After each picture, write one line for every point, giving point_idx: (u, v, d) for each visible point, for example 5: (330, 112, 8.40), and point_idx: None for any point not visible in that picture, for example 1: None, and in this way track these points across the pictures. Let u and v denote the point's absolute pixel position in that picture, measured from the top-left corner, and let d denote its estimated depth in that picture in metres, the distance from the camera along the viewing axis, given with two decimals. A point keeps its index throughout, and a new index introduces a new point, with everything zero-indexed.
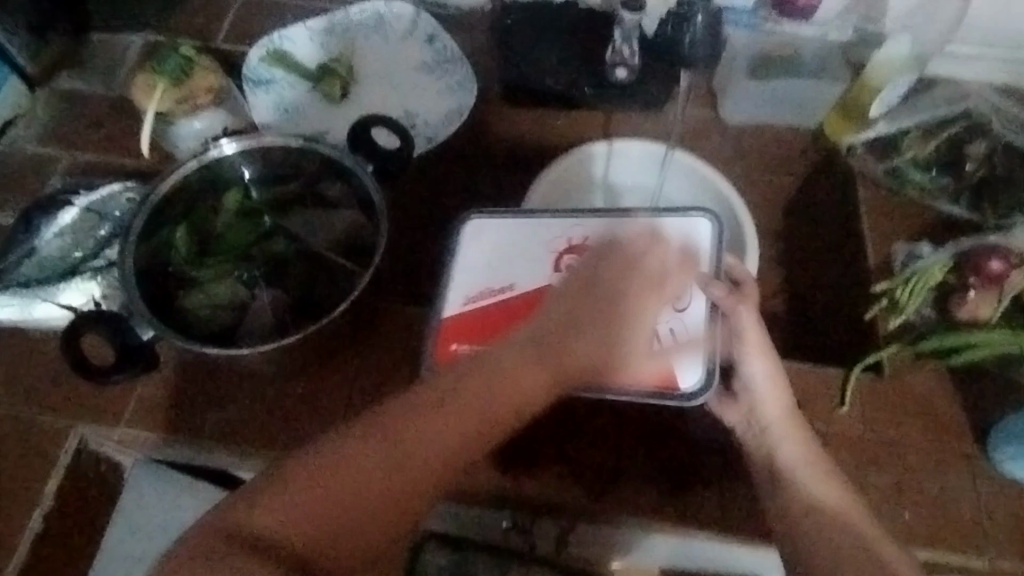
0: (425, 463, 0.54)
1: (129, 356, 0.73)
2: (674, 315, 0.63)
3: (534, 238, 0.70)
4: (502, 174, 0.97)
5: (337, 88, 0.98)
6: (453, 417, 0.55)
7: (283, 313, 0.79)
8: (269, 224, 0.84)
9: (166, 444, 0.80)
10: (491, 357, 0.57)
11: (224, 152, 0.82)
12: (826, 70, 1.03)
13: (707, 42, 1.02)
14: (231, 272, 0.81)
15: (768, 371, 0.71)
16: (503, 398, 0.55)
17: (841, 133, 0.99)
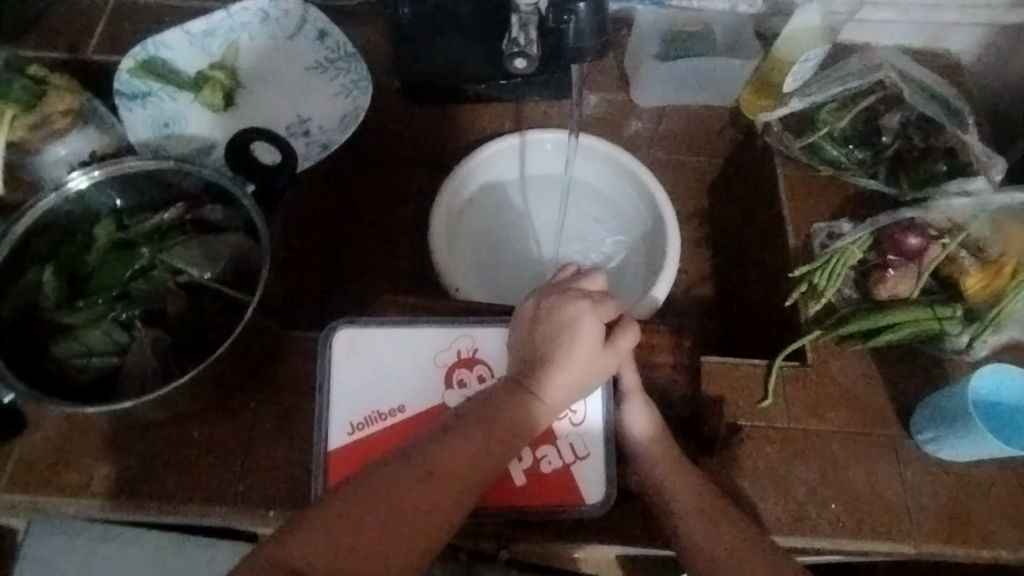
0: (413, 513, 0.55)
1: None
2: (571, 429, 0.71)
3: (422, 355, 0.70)
4: (403, 175, 0.88)
5: (219, 97, 0.86)
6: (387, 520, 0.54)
7: (168, 355, 0.71)
8: (145, 257, 0.75)
9: (47, 506, 0.70)
10: (391, 464, 0.57)
11: (83, 183, 0.73)
12: (737, 47, 0.94)
13: (594, 30, 0.80)
14: (107, 313, 0.73)
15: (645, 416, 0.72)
16: (424, 496, 0.56)
17: (757, 110, 0.92)
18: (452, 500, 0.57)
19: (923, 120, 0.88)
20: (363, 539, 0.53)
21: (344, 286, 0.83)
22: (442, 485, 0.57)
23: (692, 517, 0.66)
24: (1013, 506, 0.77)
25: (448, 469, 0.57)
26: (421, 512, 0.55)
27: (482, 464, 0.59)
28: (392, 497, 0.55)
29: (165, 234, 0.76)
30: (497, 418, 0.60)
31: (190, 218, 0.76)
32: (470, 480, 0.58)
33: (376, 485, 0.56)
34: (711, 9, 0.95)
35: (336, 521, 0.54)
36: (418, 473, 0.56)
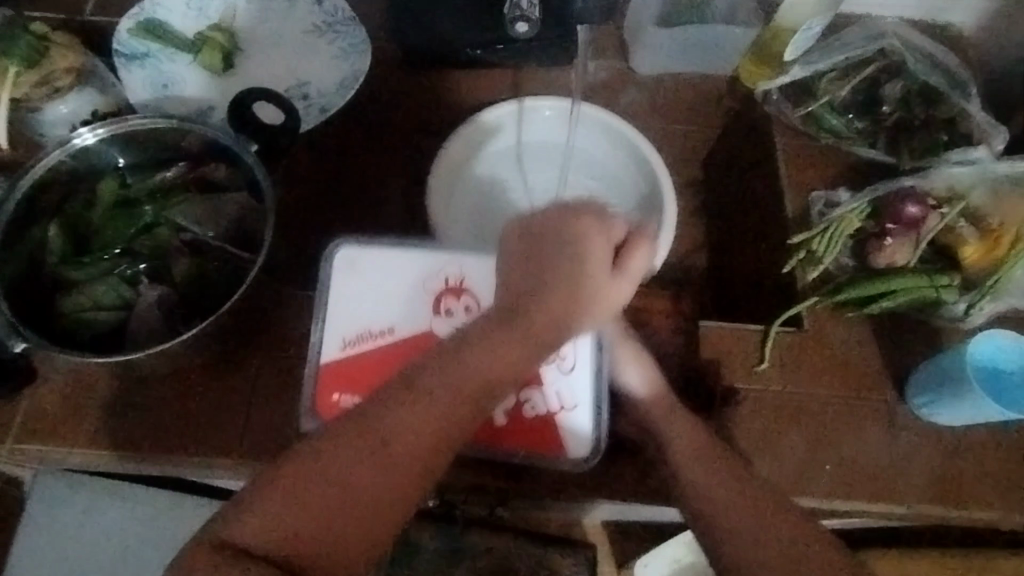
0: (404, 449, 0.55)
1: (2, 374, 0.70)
2: (559, 376, 0.71)
3: (410, 274, 0.71)
4: (402, 139, 0.89)
5: (218, 59, 0.86)
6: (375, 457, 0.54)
7: (173, 311, 0.72)
8: (149, 215, 0.76)
9: (59, 456, 0.72)
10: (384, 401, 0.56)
11: (89, 140, 0.73)
12: (738, 14, 0.92)
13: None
14: (111, 268, 0.74)
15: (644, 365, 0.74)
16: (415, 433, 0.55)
17: (758, 79, 0.91)
18: (429, 447, 0.56)
19: (926, 89, 0.88)
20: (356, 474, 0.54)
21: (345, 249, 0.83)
22: (422, 434, 0.55)
23: (693, 456, 0.68)
24: (1005, 470, 0.78)
25: (427, 417, 0.56)
26: (403, 463, 0.55)
27: (461, 409, 0.57)
28: (371, 451, 0.54)
29: (170, 193, 0.77)
30: (479, 364, 0.57)
31: (192, 177, 0.77)
32: (451, 424, 0.56)
33: (354, 436, 0.55)
34: None
35: (314, 484, 0.53)
36: (396, 423, 0.55)
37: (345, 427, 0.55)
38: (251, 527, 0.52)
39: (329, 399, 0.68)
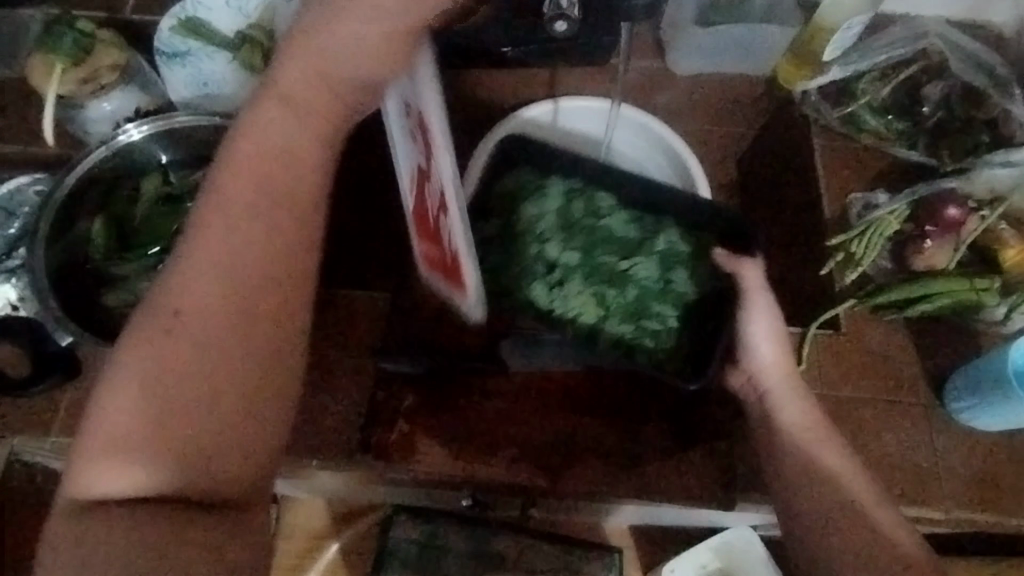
0: (198, 384, 0.49)
1: (48, 365, 0.70)
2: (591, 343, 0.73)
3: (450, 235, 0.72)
4: None
5: (259, 58, 0.85)
6: (148, 378, 0.49)
7: None
8: (191, 212, 0.77)
9: None
10: (183, 322, 0.50)
11: (134, 136, 0.75)
12: (777, 15, 0.92)
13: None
14: (153, 265, 0.75)
15: (763, 334, 0.69)
16: (184, 359, 0.50)
17: (795, 79, 0.90)
18: (235, 336, 0.51)
19: (966, 90, 0.88)
20: (162, 405, 0.49)
21: (382, 247, 0.84)
22: (219, 242, 0.52)
23: (806, 432, 0.65)
24: None
25: (249, 267, 0.52)
26: (196, 388, 0.49)
27: (264, 289, 0.52)
28: (176, 372, 0.49)
29: None
30: (274, 127, 0.54)
31: None
32: (250, 311, 0.51)
33: (159, 337, 0.50)
34: None
35: (153, 405, 0.49)
36: (192, 275, 0.51)
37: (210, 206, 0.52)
38: (74, 471, 0.49)
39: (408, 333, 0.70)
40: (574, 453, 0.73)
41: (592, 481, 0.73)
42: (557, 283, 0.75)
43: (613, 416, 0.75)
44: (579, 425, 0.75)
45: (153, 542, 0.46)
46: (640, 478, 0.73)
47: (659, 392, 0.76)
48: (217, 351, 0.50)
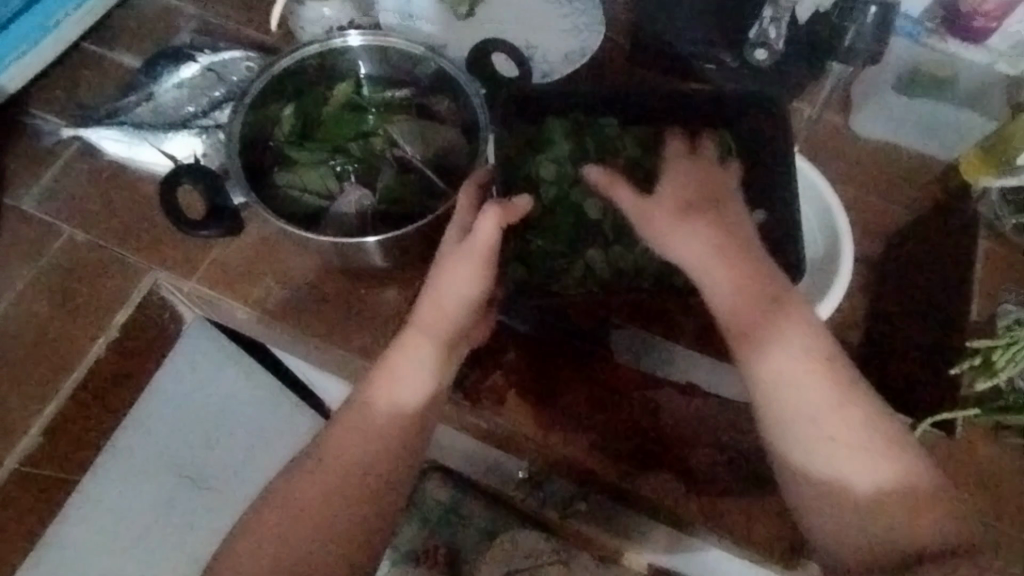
0: (348, 471, 0.59)
1: (217, 215, 0.77)
2: None
3: None
4: None
5: (463, 6, 0.92)
6: (307, 496, 0.59)
7: (367, 216, 0.76)
8: (370, 124, 0.81)
9: (249, 314, 0.77)
10: (338, 427, 0.61)
11: (349, 43, 0.80)
12: (980, 101, 0.89)
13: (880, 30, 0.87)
14: (325, 160, 0.79)
15: (691, 240, 0.61)
16: (347, 445, 0.60)
17: (980, 173, 0.86)
18: (356, 529, 0.58)
19: None
20: (309, 504, 0.58)
21: None
22: (367, 413, 0.61)
23: (807, 416, 0.57)
24: None
25: (374, 454, 0.60)
26: (339, 485, 0.59)
27: (390, 456, 0.60)
28: (328, 473, 0.59)
29: (394, 110, 0.82)
30: (451, 305, 0.62)
31: (418, 101, 0.82)
32: (381, 444, 0.60)
33: (317, 467, 0.59)
34: (965, 57, 0.90)
35: (272, 523, 0.58)
36: (347, 424, 0.61)
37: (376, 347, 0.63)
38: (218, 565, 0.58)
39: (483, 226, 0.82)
40: (655, 460, 0.73)
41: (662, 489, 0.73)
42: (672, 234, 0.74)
43: (698, 433, 0.74)
44: (663, 432, 0.74)
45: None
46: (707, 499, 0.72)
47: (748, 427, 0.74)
48: (365, 433, 0.60)
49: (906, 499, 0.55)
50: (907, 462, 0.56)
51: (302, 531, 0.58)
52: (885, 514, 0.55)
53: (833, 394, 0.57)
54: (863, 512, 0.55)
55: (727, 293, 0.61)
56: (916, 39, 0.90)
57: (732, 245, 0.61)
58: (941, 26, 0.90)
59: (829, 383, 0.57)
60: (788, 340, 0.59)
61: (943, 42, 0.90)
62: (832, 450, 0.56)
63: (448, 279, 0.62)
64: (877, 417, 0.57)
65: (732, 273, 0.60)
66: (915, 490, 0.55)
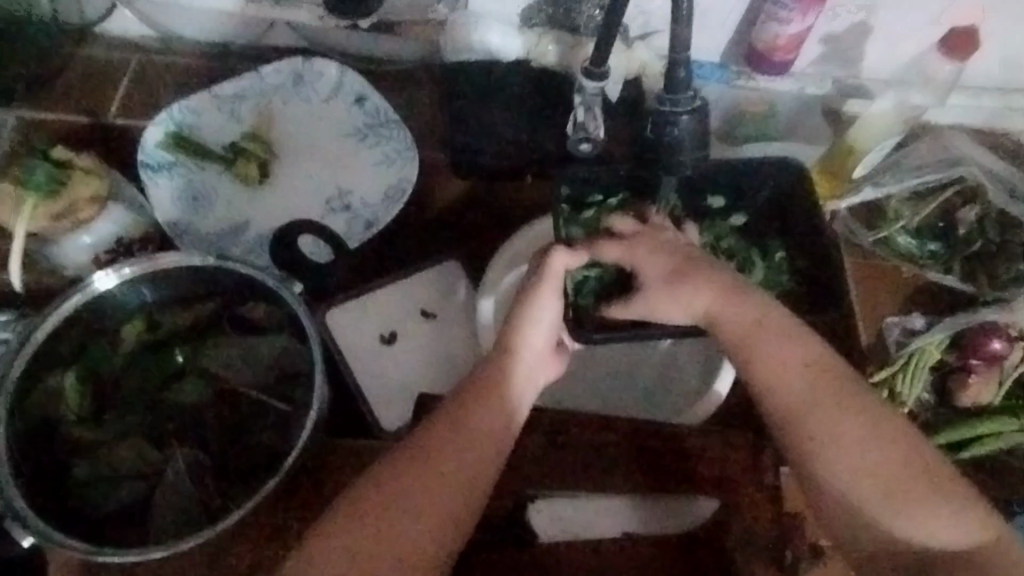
0: (430, 482, 0.53)
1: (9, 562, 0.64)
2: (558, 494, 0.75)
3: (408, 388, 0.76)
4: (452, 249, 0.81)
5: (254, 171, 0.78)
6: (384, 512, 0.51)
7: (204, 477, 0.64)
8: (179, 362, 0.68)
9: None
10: (427, 436, 0.55)
11: (109, 282, 0.66)
12: (804, 127, 0.86)
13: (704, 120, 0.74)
14: (137, 426, 0.66)
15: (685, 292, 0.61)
16: (435, 468, 0.53)
17: (824, 197, 0.84)
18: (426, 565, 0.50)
19: (1002, 216, 0.82)
20: (376, 514, 0.51)
21: (384, 386, 0.75)
22: (454, 435, 0.54)
23: (805, 419, 0.54)
24: None
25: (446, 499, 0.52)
26: (423, 491, 0.52)
27: (482, 462, 0.54)
28: (401, 487, 0.52)
29: (203, 334, 0.70)
30: (532, 331, 0.60)
31: (228, 315, 0.70)
32: (479, 436, 0.55)
33: (387, 477, 0.53)
34: (778, 90, 0.86)
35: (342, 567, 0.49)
36: (449, 428, 0.55)
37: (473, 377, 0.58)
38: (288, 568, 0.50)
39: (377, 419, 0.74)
40: None
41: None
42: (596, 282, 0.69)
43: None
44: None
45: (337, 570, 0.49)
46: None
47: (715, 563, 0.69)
48: (459, 455, 0.54)
49: (909, 487, 0.52)
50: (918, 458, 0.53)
51: (375, 524, 0.51)
52: (896, 505, 0.52)
53: (831, 401, 0.54)
54: (881, 502, 0.52)
55: (704, 309, 0.60)
56: (727, 83, 0.85)
57: (744, 298, 0.59)
58: (747, 64, 0.84)
59: (823, 387, 0.55)
60: (774, 349, 0.56)
61: (753, 80, 0.85)
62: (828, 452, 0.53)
63: (529, 300, 0.61)
64: (876, 412, 0.54)
65: (765, 342, 0.57)
66: (923, 479, 0.52)
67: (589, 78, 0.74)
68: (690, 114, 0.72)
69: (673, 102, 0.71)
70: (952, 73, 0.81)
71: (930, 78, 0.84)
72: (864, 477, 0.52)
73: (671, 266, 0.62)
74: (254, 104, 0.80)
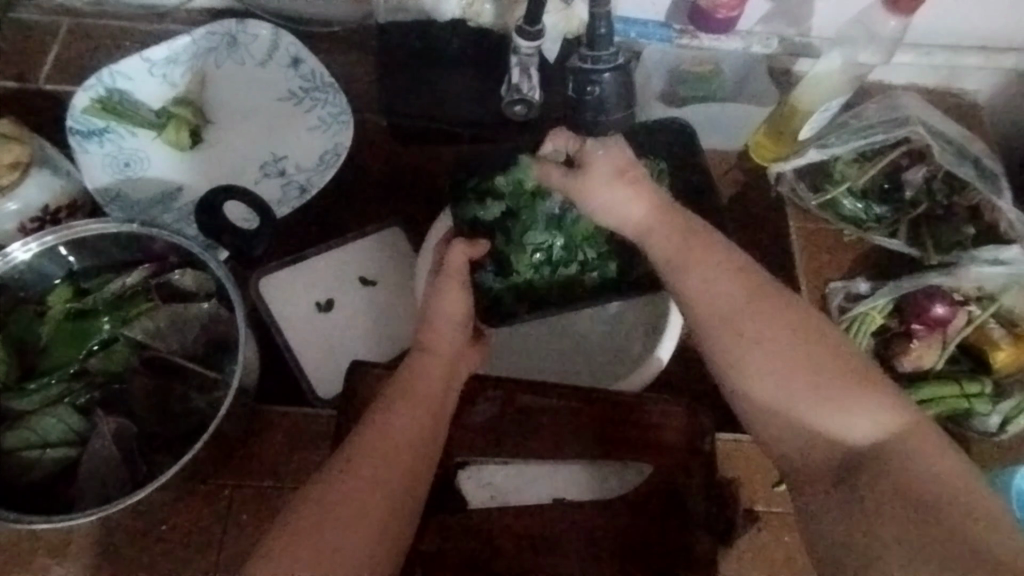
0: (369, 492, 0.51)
1: None
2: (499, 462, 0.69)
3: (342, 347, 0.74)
4: (389, 215, 0.80)
5: (185, 135, 0.77)
6: (342, 517, 0.50)
7: (131, 445, 0.64)
8: (106, 330, 0.68)
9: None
10: (351, 448, 0.53)
11: (26, 250, 0.66)
12: (748, 88, 0.86)
13: (625, 98, 0.75)
14: (61, 397, 0.66)
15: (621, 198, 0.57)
16: (371, 479, 0.52)
17: (770, 157, 0.85)
18: (389, 545, 0.51)
19: (949, 177, 0.80)
20: (324, 528, 0.50)
21: (313, 353, 0.74)
22: (377, 444, 0.53)
23: (732, 320, 0.51)
24: None
25: (399, 476, 0.52)
26: (367, 506, 0.51)
27: (412, 465, 0.53)
28: (340, 498, 0.51)
29: (132, 302, 0.69)
30: (445, 326, 0.61)
31: (156, 283, 0.70)
32: (407, 445, 0.54)
33: (324, 486, 0.52)
34: (723, 49, 0.85)
35: (299, 550, 0.49)
36: (378, 437, 0.54)
37: (390, 389, 0.57)
38: None
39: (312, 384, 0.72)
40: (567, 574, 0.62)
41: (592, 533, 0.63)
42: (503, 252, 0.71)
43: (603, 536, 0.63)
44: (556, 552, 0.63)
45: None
46: (631, 518, 0.64)
47: (656, 535, 0.63)
48: (384, 462, 0.53)
49: (832, 382, 0.48)
50: (842, 359, 0.49)
51: (327, 535, 0.49)
52: (822, 401, 0.48)
53: (765, 301, 0.51)
54: (814, 400, 0.48)
55: (637, 218, 0.56)
56: (670, 42, 0.84)
57: (669, 210, 0.56)
58: (690, 23, 0.84)
59: (740, 286, 0.51)
60: (712, 247, 0.54)
61: (696, 40, 0.84)
62: (751, 353, 0.50)
63: (439, 297, 0.61)
64: (799, 309, 0.51)
65: (683, 241, 0.54)
66: (845, 373, 0.49)
67: (522, 37, 0.71)
68: (613, 70, 0.72)
69: (595, 59, 0.72)
70: (897, 27, 0.79)
71: (874, 35, 0.81)
72: (781, 374, 0.49)
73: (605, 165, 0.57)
74: (188, 66, 0.79)
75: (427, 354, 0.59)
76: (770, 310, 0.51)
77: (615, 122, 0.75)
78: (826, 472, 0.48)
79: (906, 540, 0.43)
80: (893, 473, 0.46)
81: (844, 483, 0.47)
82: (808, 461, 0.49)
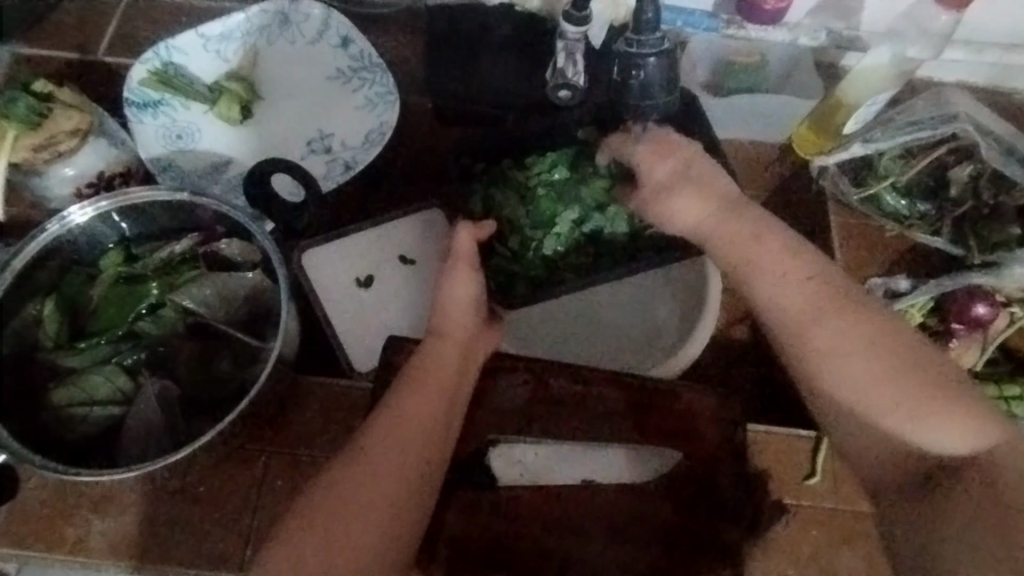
0: (385, 464, 0.53)
1: None
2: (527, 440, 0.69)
3: (380, 320, 0.75)
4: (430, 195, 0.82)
5: (236, 109, 0.79)
6: (358, 487, 0.52)
7: (174, 406, 0.66)
8: (154, 295, 0.71)
9: None
10: (368, 424, 0.56)
11: (77, 216, 0.67)
12: (795, 82, 0.85)
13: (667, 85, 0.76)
14: (110, 356, 0.68)
15: (691, 209, 0.59)
16: (387, 453, 0.54)
17: (812, 151, 0.84)
18: (403, 506, 0.53)
19: (996, 176, 0.79)
20: (343, 494, 0.52)
21: (353, 327, 0.75)
22: (393, 421, 0.55)
23: (810, 333, 0.53)
24: None
25: (413, 438, 0.55)
26: (385, 478, 0.53)
27: (427, 440, 0.55)
28: (356, 475, 0.53)
29: (177, 270, 0.72)
30: (456, 310, 0.62)
31: (203, 251, 0.72)
32: (421, 423, 0.56)
33: (347, 460, 0.54)
34: (770, 41, 0.85)
35: (320, 510, 0.52)
36: (394, 416, 0.55)
37: (401, 374, 0.58)
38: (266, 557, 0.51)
39: (352, 355, 0.74)
40: (597, 551, 0.63)
41: (631, 514, 0.64)
42: (521, 237, 0.73)
43: (638, 517, 0.64)
44: (588, 528, 0.64)
45: (315, 546, 0.51)
46: (671, 503, 0.65)
47: (688, 518, 0.64)
48: (402, 434, 0.55)
49: (928, 399, 0.50)
50: (931, 373, 0.52)
51: (345, 503, 0.52)
52: (911, 419, 0.50)
53: (844, 317, 0.53)
54: (902, 420, 0.51)
55: (698, 218, 0.59)
56: (716, 32, 0.84)
57: (748, 214, 0.58)
58: (737, 14, 0.84)
59: (828, 305, 0.53)
60: (787, 261, 0.55)
61: (743, 30, 0.84)
62: (835, 364, 0.52)
63: (449, 283, 0.62)
64: (891, 329, 0.53)
65: (762, 245, 0.56)
66: (934, 395, 0.51)
67: (569, 22, 0.73)
68: (659, 55, 0.74)
69: (640, 43, 0.73)
70: (948, 23, 0.81)
71: (925, 29, 0.82)
72: (870, 390, 0.51)
73: (672, 171, 0.60)
74: (240, 43, 0.81)
75: (440, 341, 0.60)
76: (859, 329, 0.52)
77: (656, 107, 0.76)
78: (909, 478, 0.51)
79: (984, 539, 0.47)
80: (976, 484, 0.49)
81: (923, 489, 0.50)
82: (887, 474, 0.52)
